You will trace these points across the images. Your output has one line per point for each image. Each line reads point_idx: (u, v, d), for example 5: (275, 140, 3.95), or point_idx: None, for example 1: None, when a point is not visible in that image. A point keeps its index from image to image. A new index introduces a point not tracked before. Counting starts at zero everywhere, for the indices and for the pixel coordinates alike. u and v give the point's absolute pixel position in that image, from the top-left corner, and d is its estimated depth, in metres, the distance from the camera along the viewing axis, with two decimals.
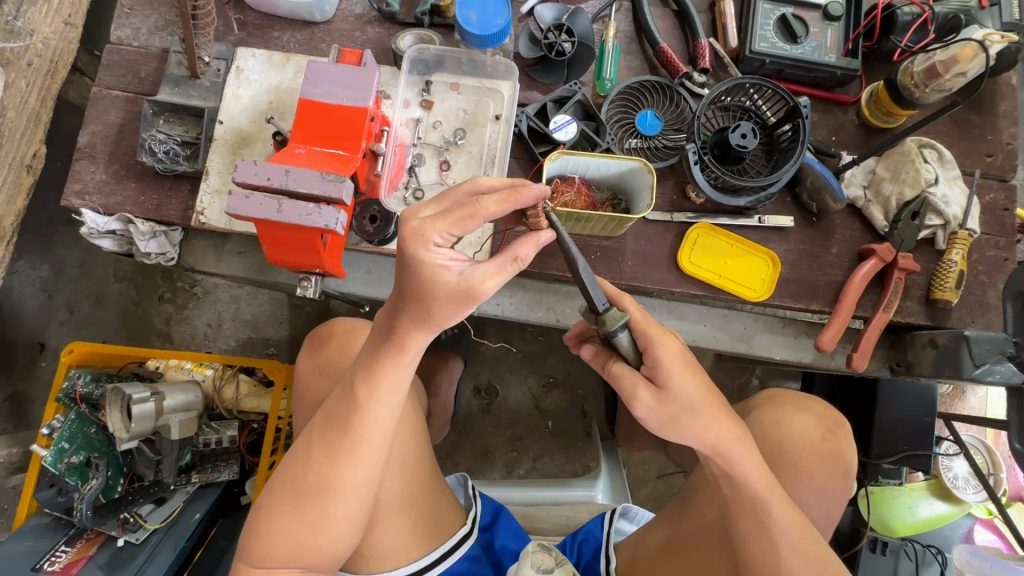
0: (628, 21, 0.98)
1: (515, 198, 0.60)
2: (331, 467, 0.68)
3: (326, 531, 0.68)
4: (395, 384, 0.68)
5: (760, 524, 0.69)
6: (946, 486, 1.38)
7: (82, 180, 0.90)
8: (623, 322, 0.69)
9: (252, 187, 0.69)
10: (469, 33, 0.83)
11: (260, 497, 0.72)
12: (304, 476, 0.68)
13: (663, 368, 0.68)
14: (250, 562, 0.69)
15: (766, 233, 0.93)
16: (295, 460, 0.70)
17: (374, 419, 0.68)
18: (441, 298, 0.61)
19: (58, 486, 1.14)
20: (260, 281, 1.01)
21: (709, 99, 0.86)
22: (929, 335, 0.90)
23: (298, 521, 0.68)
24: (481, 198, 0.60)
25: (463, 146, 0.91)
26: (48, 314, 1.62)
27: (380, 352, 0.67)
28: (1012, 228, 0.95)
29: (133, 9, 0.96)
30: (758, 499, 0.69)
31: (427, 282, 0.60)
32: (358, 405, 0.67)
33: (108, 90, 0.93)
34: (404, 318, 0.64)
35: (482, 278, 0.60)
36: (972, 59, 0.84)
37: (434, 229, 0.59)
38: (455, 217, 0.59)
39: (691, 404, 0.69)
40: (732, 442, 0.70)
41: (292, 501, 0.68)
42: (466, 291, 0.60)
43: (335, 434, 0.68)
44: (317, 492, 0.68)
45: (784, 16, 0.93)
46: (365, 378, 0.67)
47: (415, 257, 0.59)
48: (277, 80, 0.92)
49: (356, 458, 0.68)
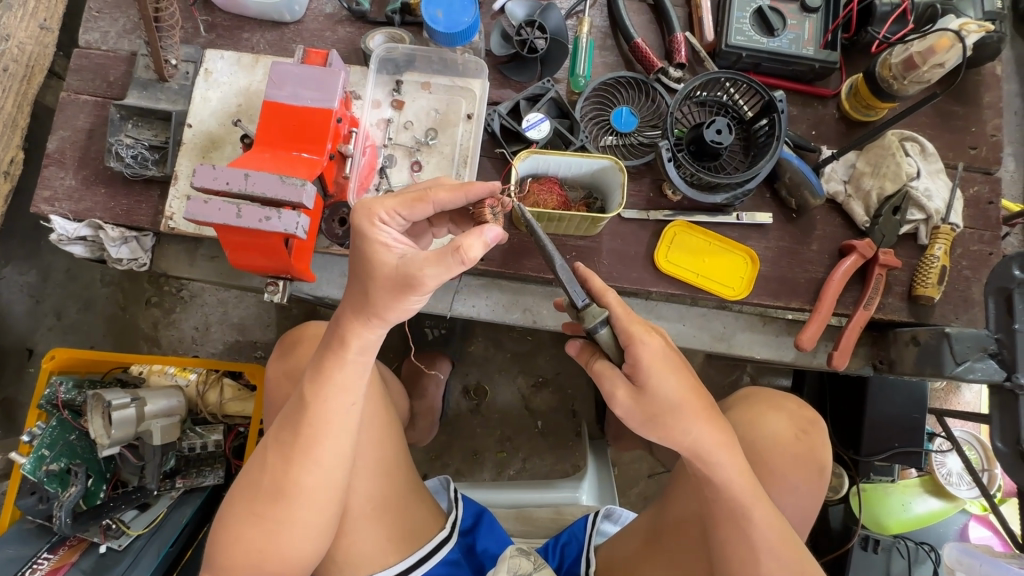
0: (603, 17, 0.96)
1: (465, 186, 0.65)
2: (285, 471, 0.67)
3: (287, 536, 0.67)
4: (345, 382, 0.67)
5: (739, 526, 0.68)
6: (940, 483, 1.35)
7: (51, 186, 0.89)
8: (603, 319, 0.67)
9: (211, 192, 0.68)
10: (436, 31, 0.82)
11: (224, 507, 0.71)
12: (260, 482, 0.68)
13: (643, 367, 0.66)
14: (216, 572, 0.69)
15: (745, 230, 0.91)
16: (253, 468, 0.69)
17: (326, 419, 0.67)
18: (381, 281, 0.61)
19: (40, 494, 1.12)
20: (235, 286, 1.00)
21: (683, 95, 0.85)
22: (912, 331, 0.88)
23: (258, 528, 0.67)
24: (434, 187, 0.66)
25: (435, 146, 0.89)
26: (36, 320, 1.62)
27: (326, 351, 0.67)
28: (997, 222, 0.93)
29: (102, 12, 0.95)
30: (741, 502, 0.68)
31: (369, 260, 0.62)
32: (307, 406, 0.67)
33: (77, 94, 0.92)
34: (352, 311, 0.65)
35: (420, 266, 0.59)
36: (949, 49, 0.81)
37: (382, 207, 0.64)
38: (405, 199, 0.65)
39: (671, 405, 0.67)
40: (715, 445, 0.68)
41: (251, 508, 0.68)
42: (403, 273, 0.60)
43: (288, 438, 0.68)
44: (275, 497, 0.67)
45: (761, 8, 0.91)
46: (313, 378, 0.67)
47: (360, 230, 0.62)
48: (246, 82, 0.91)
49: (310, 460, 0.67)
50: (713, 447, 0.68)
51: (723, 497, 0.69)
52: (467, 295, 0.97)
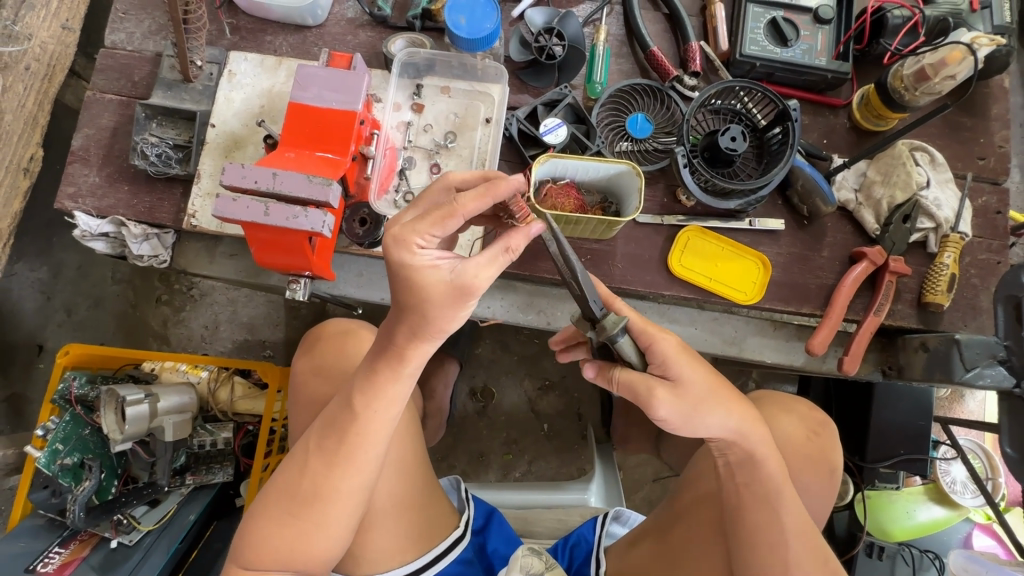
0: (619, 25, 0.98)
1: (490, 190, 0.59)
2: (326, 476, 0.68)
3: (319, 538, 0.68)
4: (394, 394, 0.68)
5: (768, 505, 0.72)
6: (945, 491, 1.37)
7: (75, 183, 0.91)
8: (623, 327, 0.67)
9: (239, 190, 0.69)
10: (458, 37, 0.84)
11: (255, 500, 0.72)
12: (299, 484, 0.68)
13: (671, 359, 0.68)
14: (241, 565, 0.70)
15: (757, 236, 0.93)
16: (291, 468, 0.70)
17: (372, 429, 0.68)
18: (436, 300, 0.60)
19: (51, 488, 1.14)
20: (254, 284, 1.01)
21: (699, 102, 0.86)
22: (921, 339, 0.91)
23: (291, 528, 0.68)
24: (458, 197, 0.60)
25: (454, 149, 0.91)
26: (47, 316, 1.63)
27: (380, 362, 0.67)
28: (1005, 231, 0.94)
29: (128, 13, 0.97)
30: (775, 478, 0.72)
31: (417, 286, 0.60)
32: (355, 416, 0.67)
33: (102, 94, 0.94)
34: (403, 328, 0.63)
35: (474, 273, 0.60)
36: (961, 62, 0.83)
37: (415, 232, 0.60)
38: (434, 219, 0.60)
39: (706, 395, 0.69)
40: (744, 425, 0.71)
41: (286, 508, 0.68)
42: (458, 286, 0.60)
43: (331, 445, 0.68)
44: (312, 499, 0.68)
45: (774, 19, 0.94)
46: (362, 388, 0.67)
47: (403, 263, 0.59)
48: (269, 83, 0.93)
49: (352, 467, 0.68)
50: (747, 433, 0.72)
51: (761, 474, 0.72)
52: (481, 297, 0.99)
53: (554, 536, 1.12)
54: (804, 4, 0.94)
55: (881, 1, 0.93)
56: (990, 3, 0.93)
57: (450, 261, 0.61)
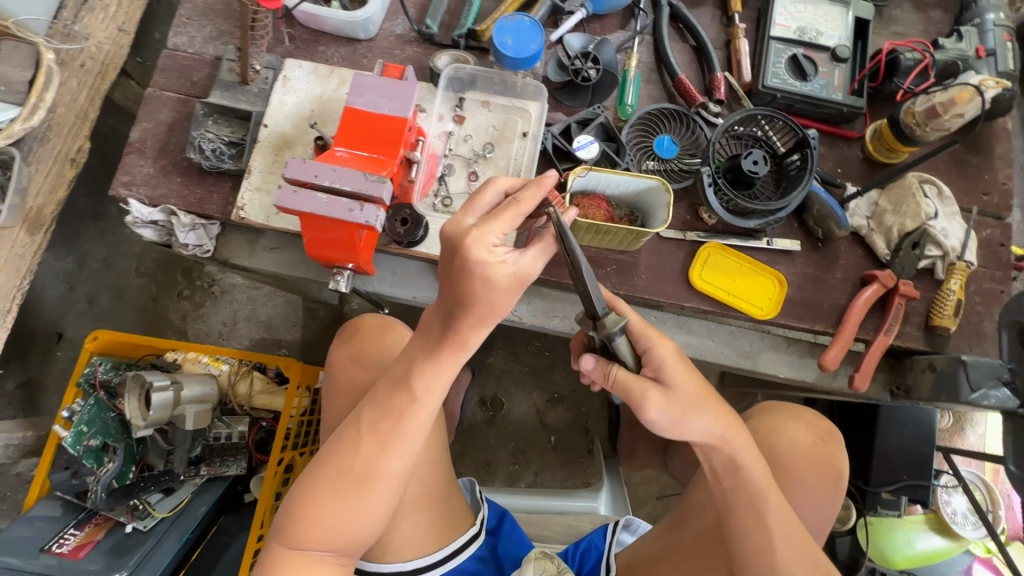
0: (650, 53, 1.05)
1: (545, 186, 0.69)
2: (379, 455, 0.70)
3: (363, 518, 0.71)
4: (448, 375, 0.72)
5: (754, 507, 0.73)
6: (945, 520, 1.39)
7: (130, 172, 0.96)
8: (621, 326, 0.72)
9: (300, 183, 0.74)
10: (505, 55, 0.91)
11: (300, 480, 0.73)
12: (351, 464, 0.70)
13: (666, 367, 0.75)
14: (287, 544, 0.71)
15: (774, 255, 0.98)
16: (341, 448, 0.72)
17: (424, 411, 0.72)
18: (502, 291, 0.67)
19: (72, 470, 1.19)
20: (290, 277, 1.04)
21: (724, 127, 0.92)
22: (928, 359, 0.94)
23: (342, 507, 0.70)
24: (521, 195, 0.67)
25: (492, 159, 0.97)
26: (69, 305, 1.67)
27: (440, 347, 0.71)
28: (1008, 263, 0.99)
29: (190, 19, 1.04)
30: (757, 486, 0.74)
31: (490, 279, 0.65)
32: (413, 399, 0.71)
33: (161, 91, 1.00)
34: (467, 313, 0.68)
35: (531, 263, 0.68)
36: (969, 102, 0.89)
37: (492, 232, 0.65)
38: (506, 219, 0.66)
39: (697, 403, 0.75)
40: (722, 433, 0.75)
41: (335, 488, 0.70)
42: (521, 276, 0.67)
43: (386, 426, 0.71)
44: (363, 479, 0.70)
45: (795, 55, 1.01)
46: (422, 371, 0.71)
47: (480, 258, 0.64)
48: (321, 90, 0.99)
49: (403, 447, 0.71)
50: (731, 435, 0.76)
51: (743, 481, 0.75)
52: None
53: (564, 541, 1.14)
54: (823, 43, 1.01)
55: (895, 44, 1.00)
56: (995, 51, 1.00)
57: (513, 255, 0.67)
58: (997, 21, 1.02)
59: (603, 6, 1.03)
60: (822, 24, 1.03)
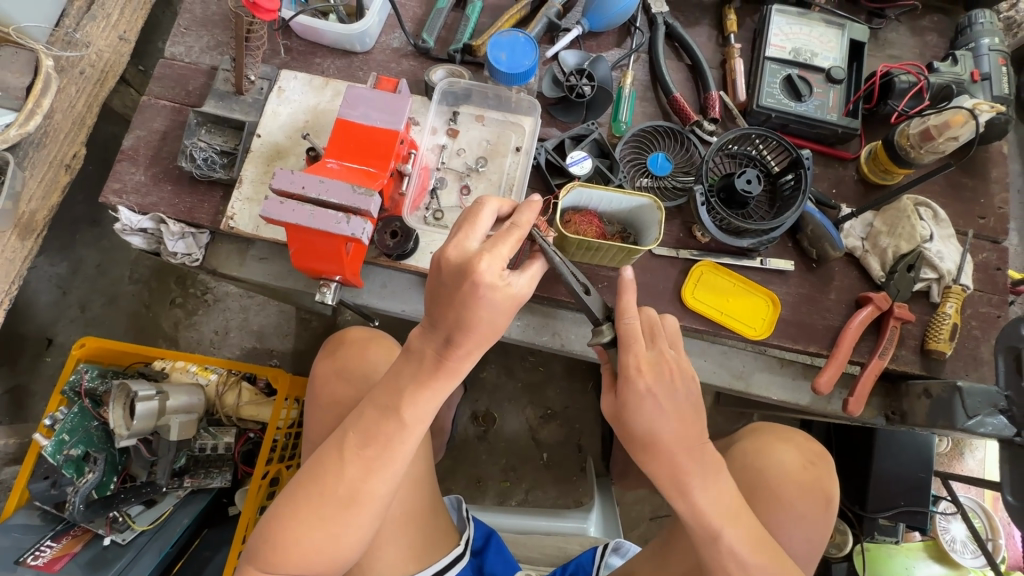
0: (645, 71, 1.06)
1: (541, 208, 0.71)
2: (363, 480, 0.68)
3: (344, 542, 0.69)
4: (438, 397, 0.70)
5: (711, 547, 0.72)
6: (944, 548, 1.36)
7: (121, 180, 0.96)
8: (608, 340, 0.77)
9: (286, 195, 0.74)
10: (498, 71, 0.91)
11: (278, 501, 0.70)
12: (334, 487, 0.68)
13: (626, 399, 0.73)
14: (262, 566, 0.68)
15: (768, 275, 0.97)
16: (323, 469, 0.69)
17: (413, 433, 0.70)
18: (506, 312, 0.67)
19: (52, 479, 1.15)
20: (279, 288, 1.04)
21: (717, 146, 0.92)
22: (924, 385, 0.93)
23: (322, 532, 0.68)
24: (519, 218, 0.68)
25: (484, 173, 0.96)
26: (60, 311, 1.65)
27: (431, 370, 0.69)
28: (1005, 287, 0.98)
29: (188, 29, 1.04)
30: (711, 525, 0.72)
31: (496, 301, 0.66)
32: (400, 423, 0.69)
33: (156, 99, 1.00)
34: (466, 337, 0.67)
35: (529, 283, 0.70)
36: (963, 125, 0.88)
37: (500, 255, 0.66)
38: (512, 241, 0.67)
39: (655, 429, 0.73)
40: (683, 468, 0.73)
41: (314, 511, 0.68)
42: (524, 295, 0.68)
43: (372, 450, 0.69)
44: (347, 503, 0.68)
45: (790, 76, 1.01)
46: (410, 392, 0.69)
47: (492, 282, 0.64)
48: (315, 101, 0.99)
49: (390, 471, 0.69)
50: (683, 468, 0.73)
51: (696, 518, 0.73)
52: None
53: (552, 564, 1.13)
54: (818, 65, 1.02)
55: (889, 67, 1.00)
56: (989, 75, 1.00)
57: (514, 277, 0.67)
58: (992, 46, 1.02)
59: (599, 24, 1.03)
60: (817, 45, 1.03)
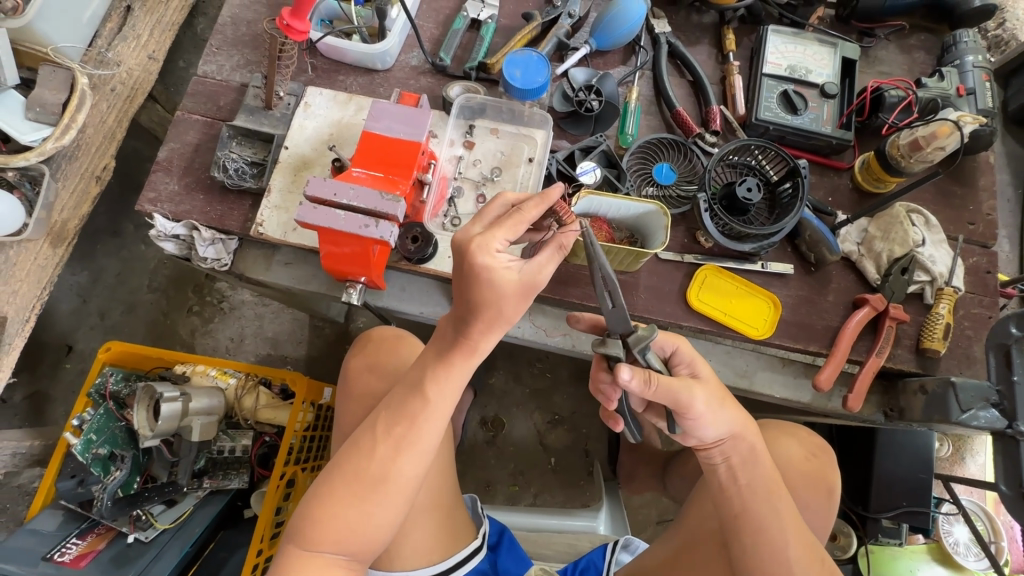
0: (649, 87, 1.12)
1: (547, 197, 0.73)
2: (393, 460, 0.72)
3: (377, 521, 0.72)
4: (459, 381, 0.75)
5: (773, 498, 0.75)
6: (947, 551, 1.38)
7: (156, 189, 1.02)
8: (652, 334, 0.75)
9: (319, 201, 0.79)
10: (513, 87, 0.97)
11: (314, 485, 0.75)
12: (366, 467, 0.72)
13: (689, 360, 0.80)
14: (299, 544, 0.72)
15: (769, 277, 1.02)
16: (356, 450, 0.74)
17: (434, 415, 0.74)
18: (509, 296, 0.70)
19: (78, 478, 1.19)
20: (302, 292, 1.09)
21: (718, 157, 0.98)
22: (919, 381, 0.97)
23: (356, 509, 0.72)
24: (523, 207, 0.73)
25: (499, 183, 1.02)
26: (81, 318, 1.70)
27: (450, 354, 0.74)
28: (995, 289, 1.03)
29: (219, 49, 1.11)
30: (770, 478, 0.77)
31: (495, 284, 0.69)
32: (426, 404, 0.73)
33: (189, 114, 1.06)
34: (477, 320, 0.71)
35: (538, 270, 0.71)
36: (949, 136, 0.94)
37: (495, 238, 0.70)
38: (508, 226, 0.71)
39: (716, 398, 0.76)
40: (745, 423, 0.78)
41: (348, 490, 0.72)
42: (529, 279, 0.70)
43: (400, 430, 0.73)
44: (378, 483, 0.72)
45: (786, 91, 1.07)
46: (434, 375, 0.74)
47: (484, 263, 0.68)
48: (340, 115, 1.05)
49: (416, 452, 0.73)
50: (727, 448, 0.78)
51: (755, 474, 0.77)
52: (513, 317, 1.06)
53: (563, 559, 1.14)
54: (812, 81, 1.08)
55: (879, 83, 1.07)
56: (974, 90, 1.06)
57: (519, 263, 0.71)
58: (976, 62, 1.08)
59: (606, 43, 1.09)
60: (811, 63, 1.10)
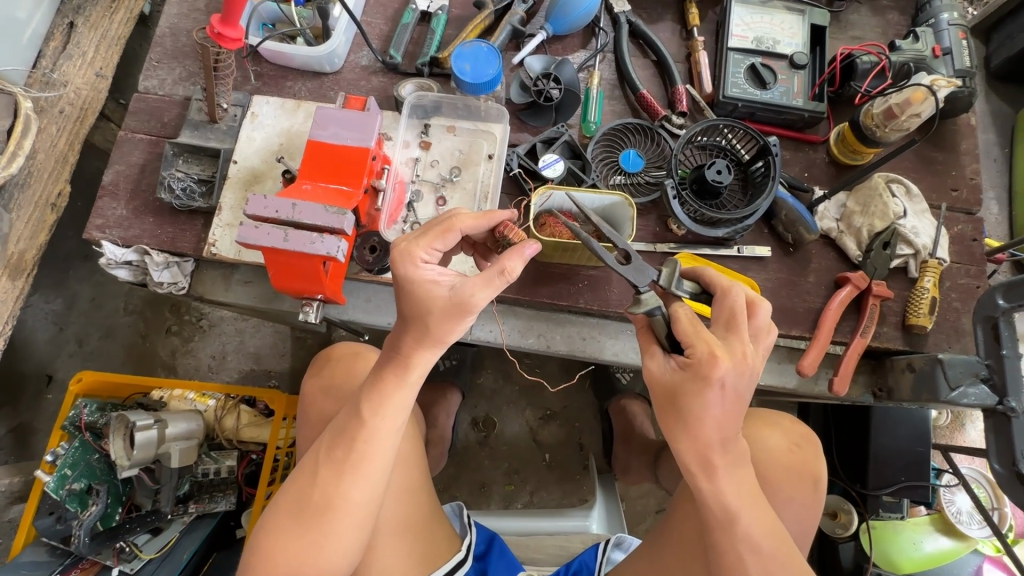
0: (611, 70, 1.07)
1: (487, 214, 0.74)
2: (336, 485, 0.70)
3: (325, 551, 0.70)
4: (399, 403, 0.72)
5: (726, 533, 0.68)
6: (950, 521, 1.33)
7: (103, 215, 0.97)
8: (653, 306, 0.73)
9: (261, 219, 0.76)
10: (463, 81, 0.93)
11: (266, 515, 0.74)
12: (310, 494, 0.71)
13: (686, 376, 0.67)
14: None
15: (746, 262, 0.98)
16: (302, 479, 0.72)
17: (377, 436, 0.71)
18: (437, 312, 0.68)
19: (57, 514, 1.17)
20: (266, 309, 1.05)
21: (685, 139, 0.93)
22: (907, 359, 0.94)
23: (302, 538, 0.70)
24: (457, 217, 0.73)
25: (459, 183, 0.97)
26: (58, 347, 1.67)
27: (386, 370, 0.72)
28: (982, 257, 0.99)
29: (159, 62, 1.06)
30: (729, 509, 0.67)
31: (422, 297, 0.68)
32: (363, 425, 0.71)
33: (133, 133, 1.02)
34: (411, 336, 0.70)
35: (470, 290, 0.67)
36: (923, 101, 0.90)
37: (419, 247, 0.70)
38: (434, 235, 0.71)
39: (714, 443, 0.67)
40: (714, 458, 0.67)
41: (295, 518, 0.71)
42: (456, 298, 0.67)
43: (340, 454, 0.71)
44: (323, 511, 0.70)
45: (753, 65, 1.02)
46: (371, 398, 0.71)
47: (407, 274, 0.69)
48: (288, 124, 1.00)
49: (359, 476, 0.70)
50: (714, 457, 0.67)
51: (717, 507, 0.68)
52: (484, 321, 1.03)
53: (555, 562, 1.12)
54: (781, 52, 1.03)
55: (850, 49, 1.03)
56: (951, 50, 1.01)
57: (452, 282, 0.69)
58: (951, 20, 1.03)
59: (563, 27, 1.04)
60: (778, 33, 1.04)
